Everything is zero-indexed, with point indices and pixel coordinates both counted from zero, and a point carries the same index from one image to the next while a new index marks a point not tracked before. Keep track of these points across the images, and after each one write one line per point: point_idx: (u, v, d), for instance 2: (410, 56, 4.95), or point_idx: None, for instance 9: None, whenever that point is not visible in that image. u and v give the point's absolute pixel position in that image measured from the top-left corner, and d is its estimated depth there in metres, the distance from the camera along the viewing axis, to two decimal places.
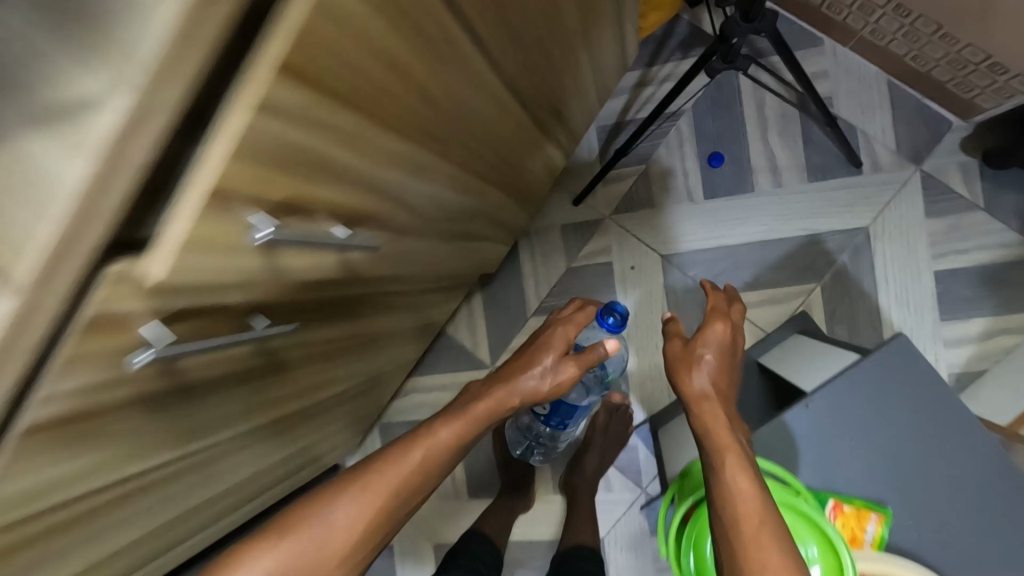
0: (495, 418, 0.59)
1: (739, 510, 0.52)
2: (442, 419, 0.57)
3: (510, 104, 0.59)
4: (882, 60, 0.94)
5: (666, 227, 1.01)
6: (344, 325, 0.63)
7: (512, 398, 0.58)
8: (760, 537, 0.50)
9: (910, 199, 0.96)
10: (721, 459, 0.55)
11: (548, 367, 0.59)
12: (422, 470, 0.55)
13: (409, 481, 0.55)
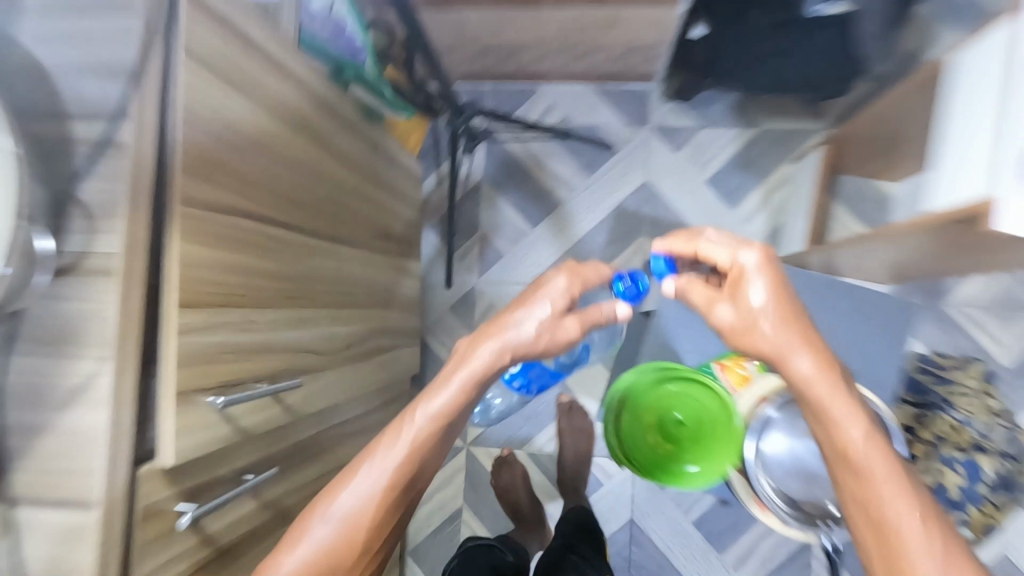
0: (485, 383, 0.48)
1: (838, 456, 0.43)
2: (422, 398, 0.47)
3: (337, 249, 0.71)
4: (578, 79, 1.12)
5: (518, 265, 1.14)
6: (322, 460, 0.71)
7: (501, 358, 0.47)
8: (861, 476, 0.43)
9: (657, 146, 1.13)
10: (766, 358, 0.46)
11: (544, 324, 0.48)
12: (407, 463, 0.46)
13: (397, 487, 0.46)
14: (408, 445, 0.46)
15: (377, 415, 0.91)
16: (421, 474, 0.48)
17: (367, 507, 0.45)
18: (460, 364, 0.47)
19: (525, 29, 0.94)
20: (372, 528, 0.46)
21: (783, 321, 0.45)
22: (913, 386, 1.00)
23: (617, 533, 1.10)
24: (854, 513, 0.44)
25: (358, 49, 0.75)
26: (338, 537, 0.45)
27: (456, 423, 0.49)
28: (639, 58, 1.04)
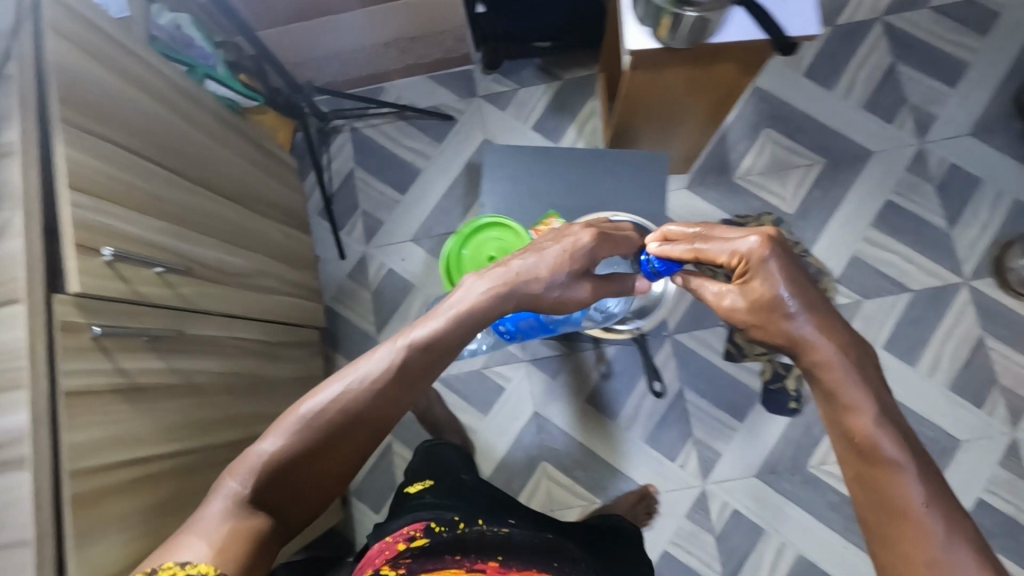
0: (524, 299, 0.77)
1: (864, 470, 0.55)
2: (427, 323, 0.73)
3: (214, 198, 0.91)
4: (414, 71, 1.38)
5: (396, 227, 1.36)
6: (229, 360, 0.88)
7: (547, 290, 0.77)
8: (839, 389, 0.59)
9: (489, 110, 1.39)
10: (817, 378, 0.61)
11: (563, 283, 0.78)
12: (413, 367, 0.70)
13: (401, 383, 0.70)
14: (409, 347, 0.71)
15: (288, 350, 1.08)
16: (410, 376, 0.70)
17: (366, 388, 0.68)
18: (465, 301, 0.74)
19: (352, 34, 1.20)
20: (364, 402, 0.68)
21: (763, 303, 0.64)
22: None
23: (526, 426, 1.26)
24: (861, 492, 0.55)
25: (208, 57, 1.02)
26: (334, 406, 0.67)
27: (448, 350, 0.73)
28: (452, 43, 1.31)
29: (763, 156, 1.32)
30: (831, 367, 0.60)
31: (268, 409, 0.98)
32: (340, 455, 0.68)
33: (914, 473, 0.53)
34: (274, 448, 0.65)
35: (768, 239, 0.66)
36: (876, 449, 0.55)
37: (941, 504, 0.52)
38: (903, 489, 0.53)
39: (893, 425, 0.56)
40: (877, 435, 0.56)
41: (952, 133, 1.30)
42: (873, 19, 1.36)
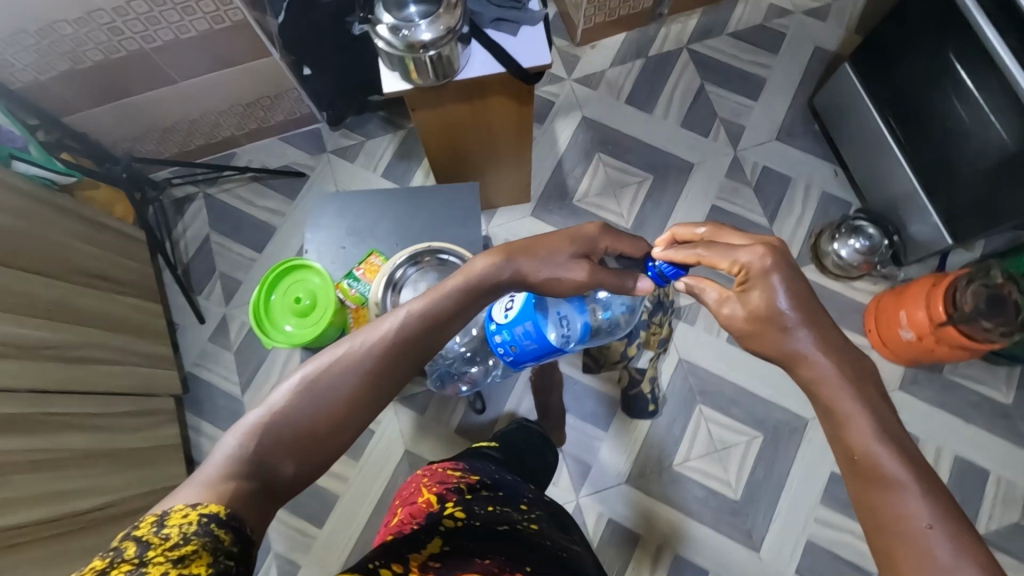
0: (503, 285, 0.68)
1: (870, 481, 0.50)
2: (449, 279, 0.67)
3: (20, 275, 0.90)
4: (262, 134, 1.43)
5: (255, 286, 1.37)
6: (38, 436, 0.85)
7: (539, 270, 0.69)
8: (831, 403, 0.53)
9: (338, 163, 1.44)
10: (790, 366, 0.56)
11: (563, 263, 0.69)
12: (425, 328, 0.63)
13: (405, 346, 0.61)
14: (418, 322, 0.62)
15: (128, 421, 1.05)
16: (409, 346, 0.61)
17: (379, 349, 0.59)
18: (465, 271, 0.67)
19: (186, 104, 1.24)
20: (375, 368, 0.59)
21: (756, 310, 0.57)
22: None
23: (399, 465, 1.26)
24: (854, 478, 0.51)
25: (17, 138, 1.03)
26: (337, 370, 0.57)
27: (452, 320, 0.66)
28: (292, 105, 1.37)
29: (597, 178, 1.42)
30: (830, 384, 0.53)
31: (100, 483, 0.95)
32: (342, 423, 0.56)
33: (937, 505, 0.47)
34: (280, 402, 0.54)
35: (773, 250, 0.57)
36: (880, 469, 0.49)
37: (948, 520, 0.46)
38: (903, 511, 0.47)
39: (906, 448, 0.50)
40: (898, 467, 0.49)
41: (761, 140, 1.44)
42: (679, 49, 1.51)
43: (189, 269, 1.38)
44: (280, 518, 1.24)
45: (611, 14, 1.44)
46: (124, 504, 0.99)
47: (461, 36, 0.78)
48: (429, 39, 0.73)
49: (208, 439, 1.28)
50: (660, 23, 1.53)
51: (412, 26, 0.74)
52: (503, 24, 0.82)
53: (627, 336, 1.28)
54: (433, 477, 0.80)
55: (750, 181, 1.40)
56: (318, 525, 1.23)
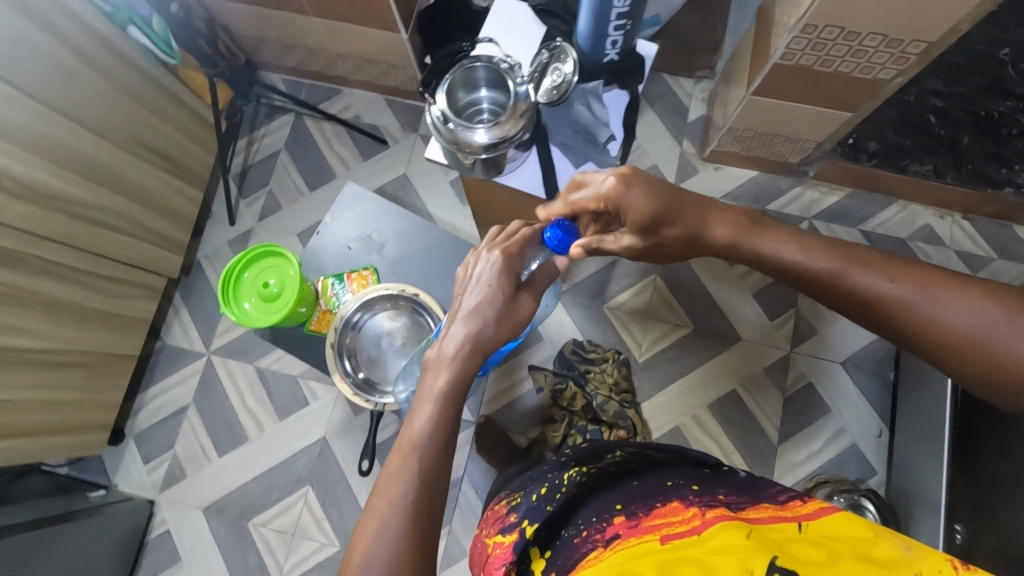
0: (475, 336, 0.69)
1: (848, 297, 0.62)
2: (429, 373, 0.68)
3: (77, 129, 0.98)
4: (370, 88, 1.44)
5: (290, 217, 1.42)
6: (12, 270, 0.93)
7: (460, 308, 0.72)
8: (763, 254, 0.69)
9: (420, 151, 1.44)
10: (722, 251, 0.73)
11: (482, 282, 0.72)
12: (433, 421, 0.64)
13: (428, 440, 0.63)
14: (433, 407, 0.65)
15: (107, 285, 1.13)
16: (439, 441, 0.64)
17: (409, 465, 0.62)
18: (441, 363, 0.67)
19: (310, 35, 1.27)
20: (431, 462, 0.62)
21: (650, 221, 0.70)
22: (563, 363, 1.28)
23: (310, 446, 1.28)
24: (842, 305, 0.63)
25: (145, 8, 1.08)
26: (388, 498, 0.60)
27: (471, 364, 0.69)
28: (403, 78, 1.36)
29: (640, 298, 1.33)
30: (745, 237, 0.69)
31: (49, 330, 1.02)
32: (440, 504, 0.63)
33: (896, 271, 0.59)
34: (375, 532, 0.59)
35: (625, 175, 0.69)
36: (839, 279, 0.62)
37: (896, 271, 0.59)
38: (865, 284, 0.60)
39: (830, 246, 0.64)
40: (837, 268, 0.62)
41: (824, 354, 1.29)
42: (800, 218, 1.37)
43: (246, 173, 1.44)
44: (194, 428, 1.31)
45: (748, 151, 1.32)
46: (62, 355, 1.07)
47: (518, 145, 0.72)
48: (477, 144, 0.69)
49: (178, 327, 1.36)
50: (797, 181, 1.38)
51: (467, 124, 0.69)
52: (568, 153, 0.75)
53: None
54: (489, 524, 0.71)
55: (785, 388, 1.27)
56: (218, 453, 1.29)
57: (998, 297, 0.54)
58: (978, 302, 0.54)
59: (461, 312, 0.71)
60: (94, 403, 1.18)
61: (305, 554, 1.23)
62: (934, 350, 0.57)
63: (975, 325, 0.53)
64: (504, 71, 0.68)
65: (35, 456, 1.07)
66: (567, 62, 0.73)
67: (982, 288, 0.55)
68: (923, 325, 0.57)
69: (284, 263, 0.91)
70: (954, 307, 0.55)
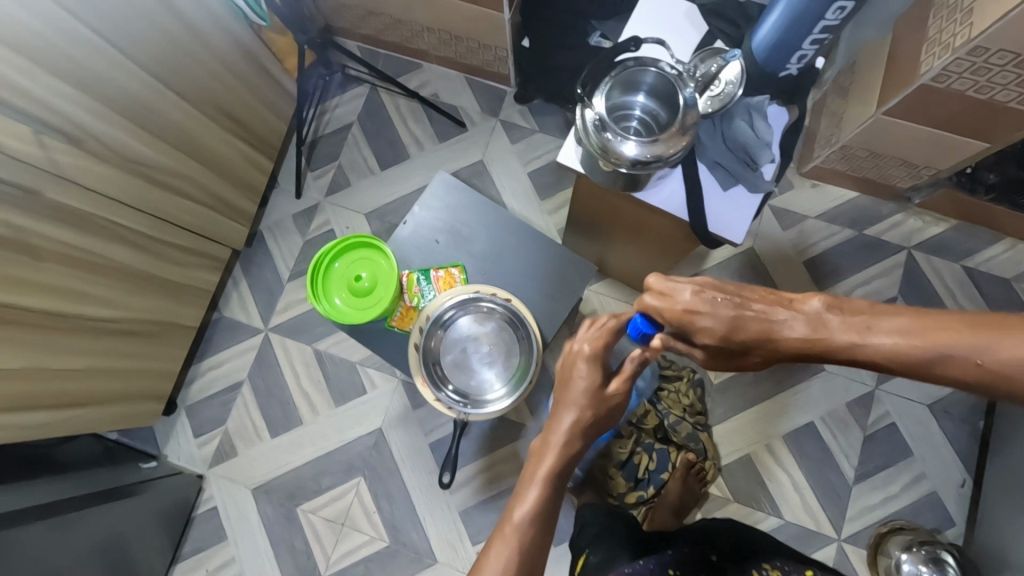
0: (580, 428, 0.66)
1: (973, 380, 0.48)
2: (538, 453, 0.67)
3: (163, 91, 0.92)
4: (452, 65, 1.36)
5: (359, 196, 1.35)
6: (88, 237, 0.87)
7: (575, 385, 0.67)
8: (858, 350, 0.51)
9: (499, 137, 1.36)
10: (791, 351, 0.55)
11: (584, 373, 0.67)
12: (541, 498, 0.63)
13: (534, 517, 0.61)
14: (540, 483, 0.64)
15: (175, 256, 1.08)
16: (544, 524, 0.62)
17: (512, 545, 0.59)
18: (550, 445, 0.66)
19: (400, 4, 1.18)
20: (536, 542, 0.61)
21: (723, 332, 0.56)
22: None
23: (365, 436, 1.24)
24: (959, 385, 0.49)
25: None
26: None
27: (577, 451, 0.67)
28: (492, 59, 1.27)
29: None
30: (814, 341, 0.52)
31: (118, 300, 0.98)
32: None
33: (993, 336, 0.47)
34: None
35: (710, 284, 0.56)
36: (947, 361, 0.48)
37: (994, 350, 0.47)
38: (971, 366, 0.47)
39: (912, 319, 0.49)
40: (941, 350, 0.48)
41: (911, 394, 1.22)
42: (900, 246, 1.28)
43: (316, 144, 1.37)
44: (247, 405, 1.27)
45: (855, 170, 1.23)
46: (128, 325, 1.02)
47: (668, 165, 0.64)
48: (629, 155, 0.61)
49: (237, 299, 1.31)
50: (899, 207, 1.29)
51: (620, 131, 0.62)
52: (720, 173, 0.68)
53: (635, 481, 1.18)
54: None
55: (866, 426, 1.21)
56: (270, 434, 1.25)
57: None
58: None
59: (566, 398, 0.67)
60: (152, 374, 1.13)
61: (354, 546, 1.20)
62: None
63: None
64: (673, 78, 0.61)
65: (94, 425, 1.03)
66: (734, 69, 0.64)
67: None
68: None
69: (376, 259, 0.85)
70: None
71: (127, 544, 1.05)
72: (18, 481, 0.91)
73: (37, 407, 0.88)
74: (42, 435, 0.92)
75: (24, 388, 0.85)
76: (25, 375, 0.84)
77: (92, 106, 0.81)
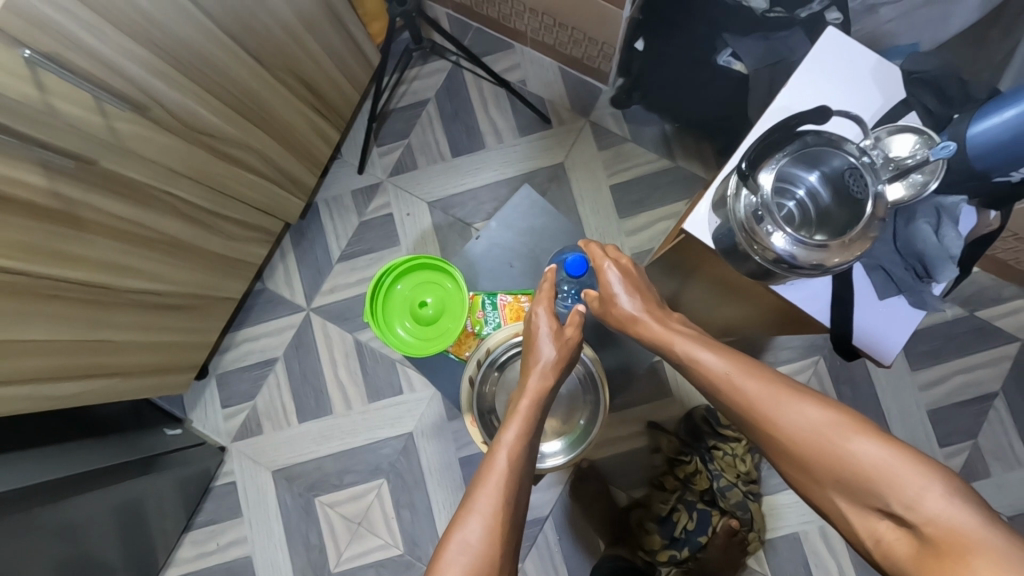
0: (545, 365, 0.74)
1: (794, 434, 0.56)
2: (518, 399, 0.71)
3: (239, 55, 0.82)
4: (548, 53, 1.23)
5: (425, 181, 1.25)
6: (140, 206, 0.80)
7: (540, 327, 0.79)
8: (728, 377, 0.63)
9: (586, 141, 1.23)
10: (676, 351, 0.70)
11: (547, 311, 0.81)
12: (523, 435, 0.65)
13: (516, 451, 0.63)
14: (518, 427, 0.66)
15: (229, 227, 1.01)
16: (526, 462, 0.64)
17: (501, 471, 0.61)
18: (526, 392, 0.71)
19: None
20: (520, 478, 0.62)
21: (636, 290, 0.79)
22: (688, 426, 1.13)
23: (395, 439, 1.18)
24: (785, 451, 0.57)
25: None
26: (484, 513, 0.57)
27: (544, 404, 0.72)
28: (596, 54, 1.13)
29: (797, 378, 1.15)
30: (683, 351, 0.69)
31: (164, 272, 0.91)
32: (518, 521, 0.60)
33: (867, 433, 0.53)
34: (472, 546, 0.55)
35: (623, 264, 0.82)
36: (756, 408, 0.60)
37: (829, 407, 0.56)
38: (800, 413, 0.57)
39: (761, 370, 0.62)
40: (753, 394, 0.60)
41: (994, 502, 1.10)
42: (1014, 337, 1.13)
43: (387, 117, 1.27)
44: (278, 385, 1.22)
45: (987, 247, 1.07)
46: (169, 298, 0.97)
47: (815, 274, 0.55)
48: (779, 246, 0.52)
49: (282, 272, 1.24)
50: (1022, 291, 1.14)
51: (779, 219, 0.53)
52: (881, 279, 0.60)
53: (670, 540, 1.08)
54: None
55: None
56: (298, 420, 1.20)
57: (970, 494, 0.46)
58: (883, 442, 0.51)
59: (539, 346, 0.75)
60: (190, 345, 1.09)
61: (367, 548, 1.16)
62: (890, 517, 0.49)
63: (873, 463, 0.50)
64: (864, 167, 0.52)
65: (130, 393, 1.01)
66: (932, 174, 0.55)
67: (880, 433, 0.52)
68: (887, 485, 0.49)
69: (443, 281, 0.76)
70: (847, 436, 0.53)
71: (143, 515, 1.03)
72: (32, 449, 0.87)
73: (68, 378, 0.84)
74: (71, 403, 0.87)
75: (57, 359, 0.80)
76: (59, 348, 0.79)
77: (160, 71, 0.71)
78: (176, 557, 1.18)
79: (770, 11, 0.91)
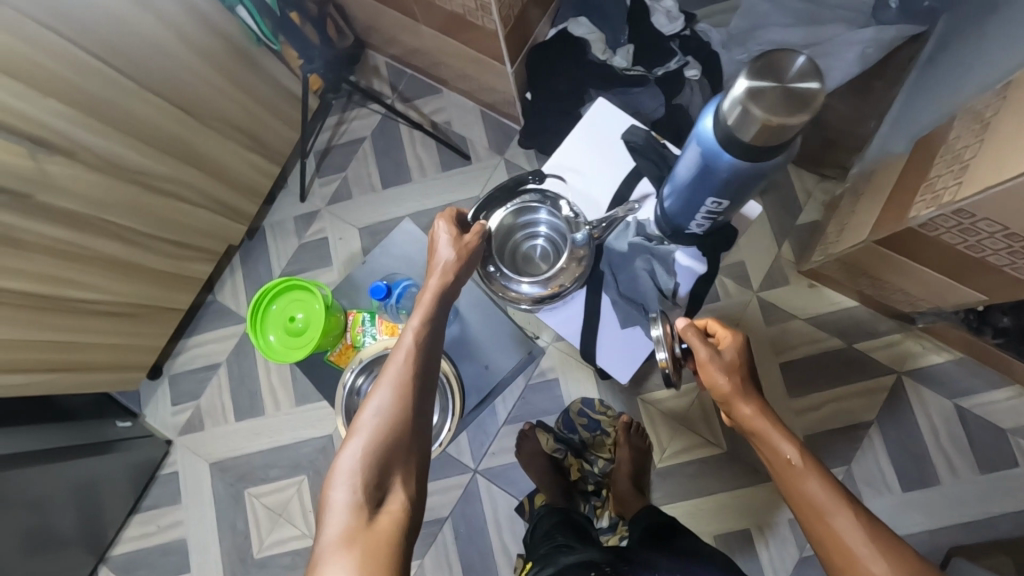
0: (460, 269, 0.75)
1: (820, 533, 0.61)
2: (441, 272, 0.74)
3: (165, 108, 1.00)
4: (470, 97, 1.37)
5: (358, 209, 1.40)
6: (79, 229, 0.97)
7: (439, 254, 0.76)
8: (788, 468, 0.64)
9: (500, 176, 1.36)
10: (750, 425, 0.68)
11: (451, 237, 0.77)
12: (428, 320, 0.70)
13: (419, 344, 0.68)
14: (422, 314, 0.70)
15: (170, 248, 1.18)
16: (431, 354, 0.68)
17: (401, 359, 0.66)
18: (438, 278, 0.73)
19: (416, 35, 1.22)
20: (419, 369, 0.66)
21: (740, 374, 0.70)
22: (568, 424, 1.23)
23: (316, 438, 1.32)
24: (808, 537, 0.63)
25: None
26: (382, 417, 0.62)
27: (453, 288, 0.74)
28: (502, 100, 1.27)
29: (681, 399, 1.23)
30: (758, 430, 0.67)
31: (106, 285, 1.08)
32: (422, 415, 0.64)
33: None
34: (361, 439, 0.60)
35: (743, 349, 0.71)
36: (798, 497, 0.63)
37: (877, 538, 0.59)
38: (837, 525, 0.60)
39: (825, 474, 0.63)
40: (803, 482, 0.63)
41: None
42: (890, 369, 1.20)
43: (328, 152, 1.43)
44: (220, 386, 1.37)
45: (854, 283, 1.15)
46: (115, 306, 1.14)
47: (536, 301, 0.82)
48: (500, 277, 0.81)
49: (229, 287, 1.41)
50: (899, 326, 1.20)
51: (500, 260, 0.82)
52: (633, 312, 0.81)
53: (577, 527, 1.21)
54: None
55: (803, 547, 1.15)
56: (235, 418, 1.35)
57: None
58: None
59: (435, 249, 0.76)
60: (136, 348, 1.26)
61: (285, 537, 1.29)
62: None
63: None
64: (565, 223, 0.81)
65: (83, 385, 1.18)
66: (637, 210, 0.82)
67: None
68: None
69: (310, 302, 0.90)
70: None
71: (87, 493, 1.19)
72: (8, 426, 1.07)
73: (18, 368, 1.01)
74: (23, 389, 1.05)
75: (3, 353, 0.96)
76: (6, 345, 0.96)
77: (86, 124, 0.89)
78: (122, 534, 1.34)
79: (627, 70, 1.06)
